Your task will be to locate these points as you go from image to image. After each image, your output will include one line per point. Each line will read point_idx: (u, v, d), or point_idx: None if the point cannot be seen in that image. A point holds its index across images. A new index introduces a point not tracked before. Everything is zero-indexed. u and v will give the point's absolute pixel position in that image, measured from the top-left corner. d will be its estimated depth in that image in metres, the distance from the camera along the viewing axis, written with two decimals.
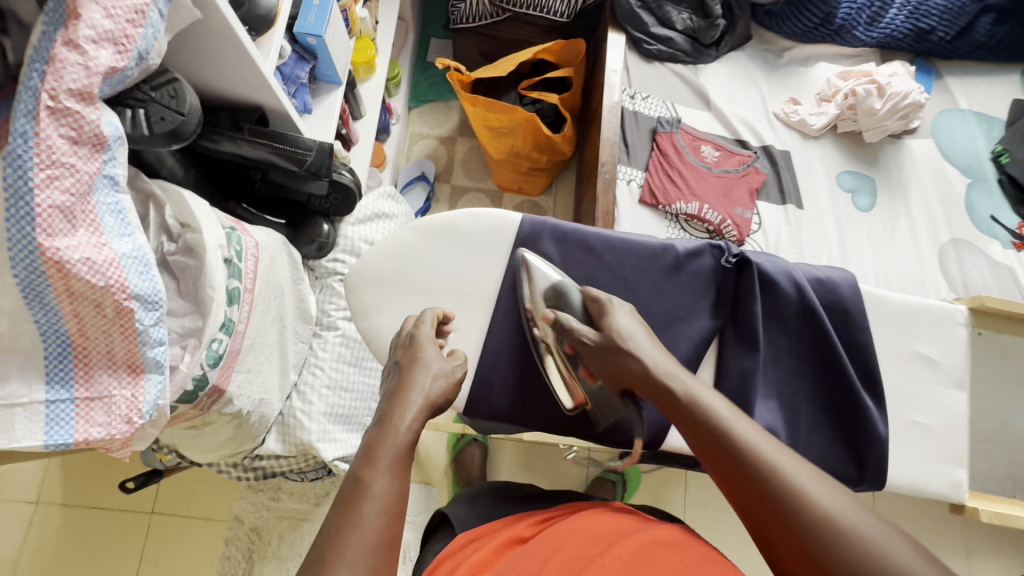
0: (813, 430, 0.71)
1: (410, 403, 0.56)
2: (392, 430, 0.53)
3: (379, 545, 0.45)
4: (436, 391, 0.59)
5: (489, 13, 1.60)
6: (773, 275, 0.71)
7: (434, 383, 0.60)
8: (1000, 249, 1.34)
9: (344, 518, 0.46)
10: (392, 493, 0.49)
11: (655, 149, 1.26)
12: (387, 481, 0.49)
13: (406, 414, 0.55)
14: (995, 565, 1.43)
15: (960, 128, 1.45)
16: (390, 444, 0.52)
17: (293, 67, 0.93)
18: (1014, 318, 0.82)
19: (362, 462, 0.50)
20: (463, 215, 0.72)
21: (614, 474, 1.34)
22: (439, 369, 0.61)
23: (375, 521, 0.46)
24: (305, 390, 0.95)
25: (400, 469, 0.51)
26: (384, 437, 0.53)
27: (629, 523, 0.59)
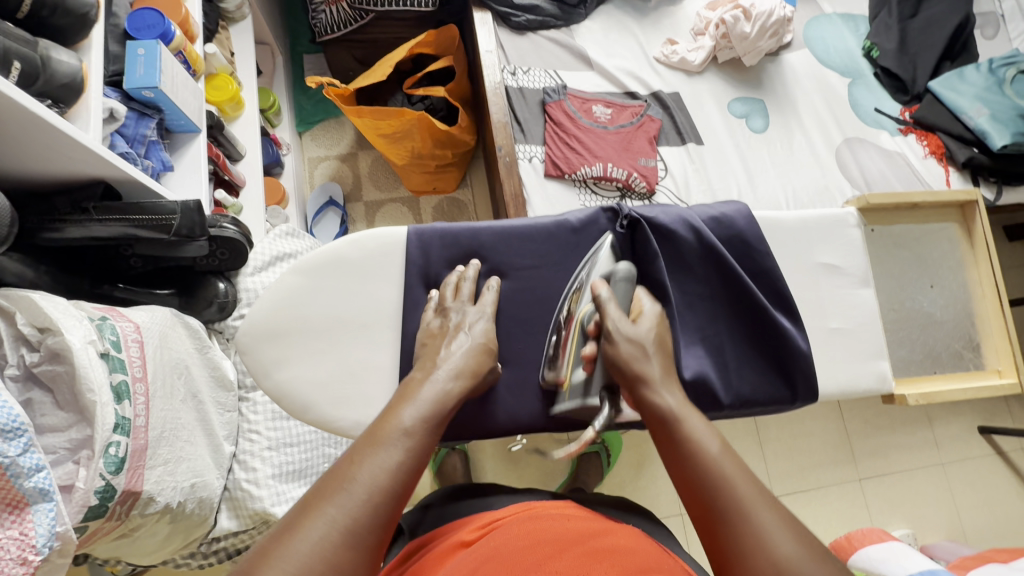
0: (741, 363, 0.72)
1: (454, 364, 0.58)
2: (435, 384, 0.55)
3: (394, 487, 0.46)
4: (476, 361, 0.60)
5: (352, 19, 1.53)
6: (670, 225, 0.71)
7: (485, 357, 0.61)
8: (889, 138, 1.40)
9: (366, 451, 0.48)
10: (422, 443, 0.51)
11: (548, 121, 1.25)
12: (420, 429, 0.51)
13: (450, 375, 0.57)
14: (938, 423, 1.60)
15: (830, 33, 1.50)
16: (432, 394, 0.55)
17: (135, 127, 0.85)
18: (900, 207, 0.86)
19: (403, 402, 0.53)
20: (345, 244, 0.68)
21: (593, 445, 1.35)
22: (490, 349, 0.62)
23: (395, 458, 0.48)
24: (247, 458, 0.90)
25: (432, 426, 0.52)
26: (424, 389, 0.55)
27: (577, 531, 0.56)
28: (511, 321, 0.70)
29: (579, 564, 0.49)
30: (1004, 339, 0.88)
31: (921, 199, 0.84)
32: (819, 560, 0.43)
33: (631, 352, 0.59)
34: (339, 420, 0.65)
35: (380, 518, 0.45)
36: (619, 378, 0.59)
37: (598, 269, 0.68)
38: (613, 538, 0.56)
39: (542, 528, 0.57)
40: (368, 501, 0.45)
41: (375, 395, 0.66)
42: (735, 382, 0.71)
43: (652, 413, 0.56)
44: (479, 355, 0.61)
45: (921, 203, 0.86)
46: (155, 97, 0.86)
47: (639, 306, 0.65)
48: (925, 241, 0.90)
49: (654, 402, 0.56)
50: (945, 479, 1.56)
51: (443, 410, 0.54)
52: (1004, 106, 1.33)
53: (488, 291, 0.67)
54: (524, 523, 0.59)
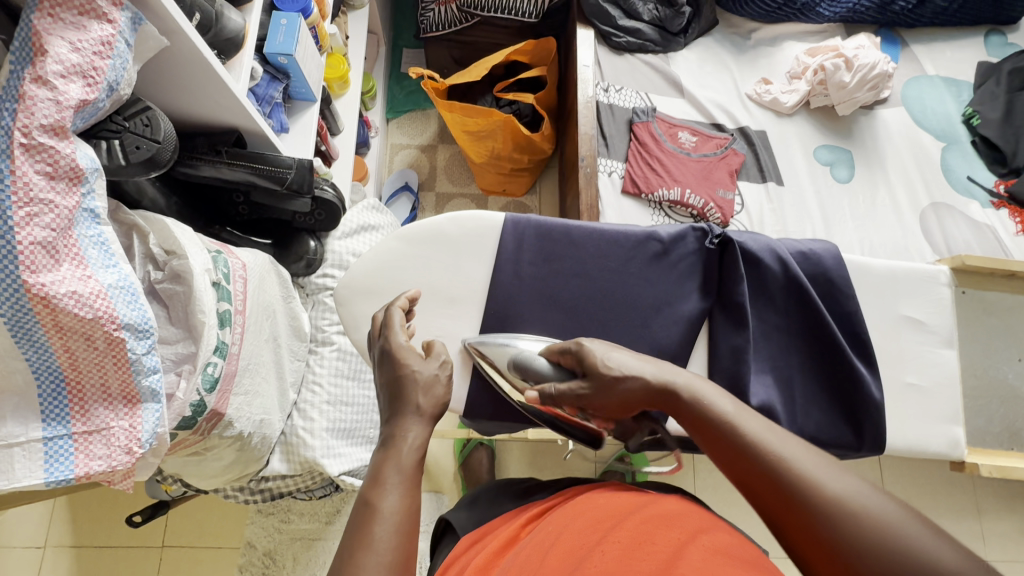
0: (809, 400, 0.72)
1: (403, 417, 0.53)
2: (399, 449, 0.51)
3: (395, 564, 0.44)
4: (432, 402, 0.55)
5: (458, 20, 1.62)
6: (757, 252, 0.72)
7: (432, 393, 0.56)
8: (979, 209, 1.36)
9: (354, 550, 0.44)
10: (406, 512, 0.47)
11: (633, 139, 1.27)
12: (396, 498, 0.47)
13: (414, 430, 0.52)
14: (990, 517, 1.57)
15: (930, 94, 1.48)
16: (393, 462, 0.50)
17: (265, 88, 0.93)
18: (997, 274, 0.83)
19: (370, 483, 0.48)
20: (446, 219, 0.71)
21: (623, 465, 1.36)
22: (428, 384, 0.56)
23: (387, 538, 0.45)
24: (306, 407, 0.95)
25: (410, 485, 0.48)
26: (393, 457, 0.50)
27: (630, 504, 0.60)
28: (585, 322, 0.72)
29: (643, 532, 0.52)
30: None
31: (1020, 268, 0.82)
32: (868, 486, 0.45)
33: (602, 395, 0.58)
34: None
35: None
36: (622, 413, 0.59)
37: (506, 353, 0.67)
38: (661, 506, 0.59)
39: (594, 509, 0.59)
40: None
41: None
42: (800, 418, 0.71)
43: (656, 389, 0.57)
44: (427, 393, 0.55)
45: (1019, 272, 0.83)
46: (288, 64, 0.94)
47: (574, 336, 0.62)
48: (1018, 312, 0.87)
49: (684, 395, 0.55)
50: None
51: (415, 467, 0.50)
52: None
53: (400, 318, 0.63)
54: (572, 507, 0.61)
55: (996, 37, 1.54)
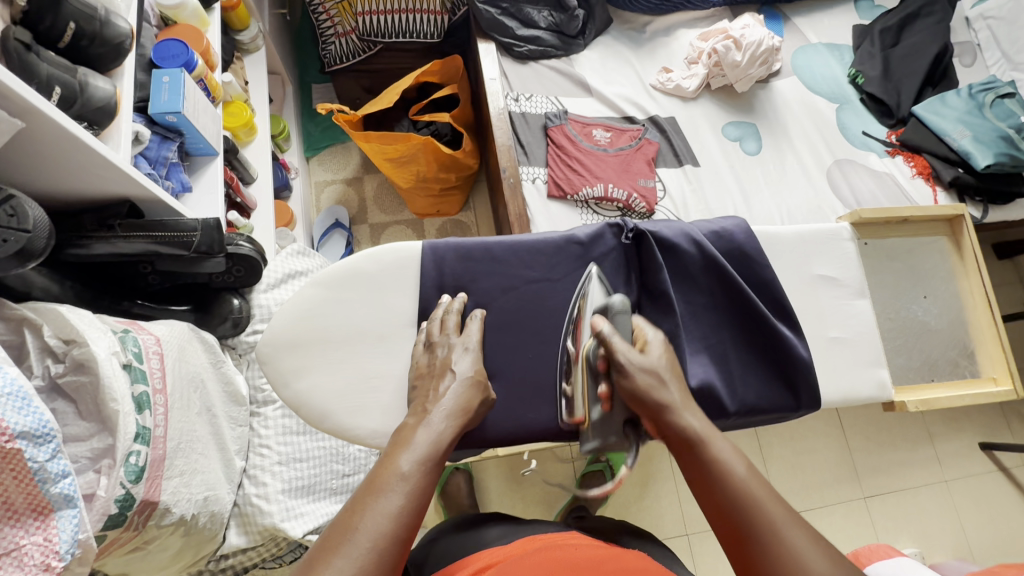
0: (746, 371, 0.74)
1: (443, 405, 0.58)
2: (428, 429, 0.55)
3: (401, 520, 0.47)
4: (468, 397, 0.60)
5: (361, 50, 1.61)
6: (673, 239, 0.74)
7: (474, 395, 0.61)
8: (877, 159, 1.47)
9: (366, 500, 0.47)
10: (420, 486, 0.50)
11: (550, 144, 1.29)
12: (418, 471, 0.51)
13: (445, 419, 0.57)
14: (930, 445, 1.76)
15: (817, 61, 1.58)
16: (425, 437, 0.54)
17: (158, 149, 0.89)
18: (893, 222, 0.89)
19: (399, 449, 0.53)
20: (361, 257, 0.69)
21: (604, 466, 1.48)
22: (478, 385, 0.62)
23: (399, 499, 0.48)
24: (258, 472, 0.91)
25: (430, 461, 0.52)
26: (418, 435, 0.54)
27: (594, 553, 0.59)
28: (526, 330, 0.71)
29: None
30: (999, 349, 0.89)
31: (911, 214, 0.87)
32: (823, 547, 0.48)
33: (649, 382, 0.60)
34: (356, 429, 0.65)
35: (388, 565, 0.44)
36: (641, 410, 0.61)
37: (593, 303, 0.69)
38: (626, 562, 0.58)
39: (557, 554, 0.58)
40: (376, 548, 0.44)
41: (393, 403, 0.66)
42: (740, 389, 0.73)
43: (680, 437, 0.58)
44: (469, 391, 0.61)
45: (910, 218, 0.88)
46: (178, 121, 0.90)
47: (643, 336, 0.66)
48: (918, 252, 0.93)
49: (676, 425, 0.59)
50: (949, 494, 1.74)
51: (439, 449, 0.54)
52: (986, 129, 1.39)
53: (473, 321, 0.67)
54: (536, 550, 0.59)
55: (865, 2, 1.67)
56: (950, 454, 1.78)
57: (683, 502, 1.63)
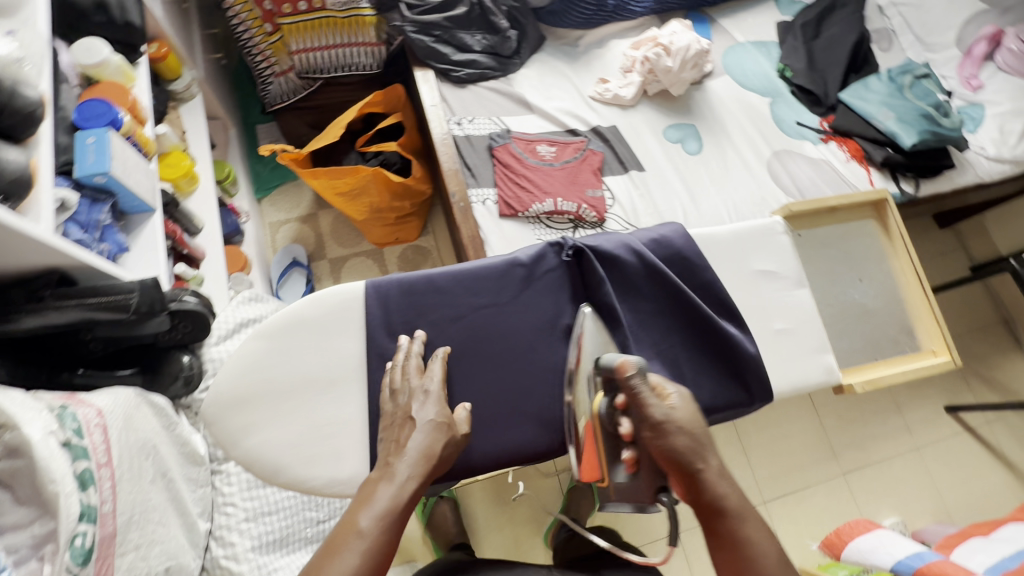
0: (698, 372, 0.75)
1: (407, 455, 0.59)
2: (390, 483, 0.56)
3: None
4: (433, 444, 0.60)
5: (301, 87, 1.60)
6: (613, 251, 0.76)
7: (440, 440, 0.61)
8: (813, 147, 1.54)
9: (323, 561, 0.49)
10: (379, 542, 0.52)
11: (497, 164, 1.31)
12: (376, 527, 0.53)
13: (409, 471, 0.57)
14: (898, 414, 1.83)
15: (747, 59, 1.65)
16: (387, 493, 0.55)
17: (88, 212, 0.87)
18: (820, 212, 0.94)
19: (359, 507, 0.54)
20: (303, 303, 0.68)
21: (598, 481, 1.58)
22: (443, 428, 0.61)
23: (355, 558, 0.50)
24: (225, 533, 0.88)
25: (391, 515, 0.54)
26: (380, 491, 0.56)
27: None
28: (478, 358, 0.71)
29: None
30: (933, 325, 0.93)
31: (836, 202, 0.92)
32: None
33: (688, 445, 0.59)
34: (312, 479, 0.63)
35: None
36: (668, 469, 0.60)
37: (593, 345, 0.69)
38: None
39: None
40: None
41: (348, 449, 0.65)
42: (694, 390, 0.74)
43: (710, 506, 0.58)
44: (433, 438, 0.60)
45: (836, 206, 0.93)
46: (107, 182, 0.88)
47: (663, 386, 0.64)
48: (849, 238, 0.97)
49: (714, 495, 0.58)
50: (922, 460, 1.80)
51: (401, 502, 0.55)
52: (907, 108, 1.47)
53: (434, 362, 0.67)
54: None
55: None
56: (918, 421, 1.84)
57: None
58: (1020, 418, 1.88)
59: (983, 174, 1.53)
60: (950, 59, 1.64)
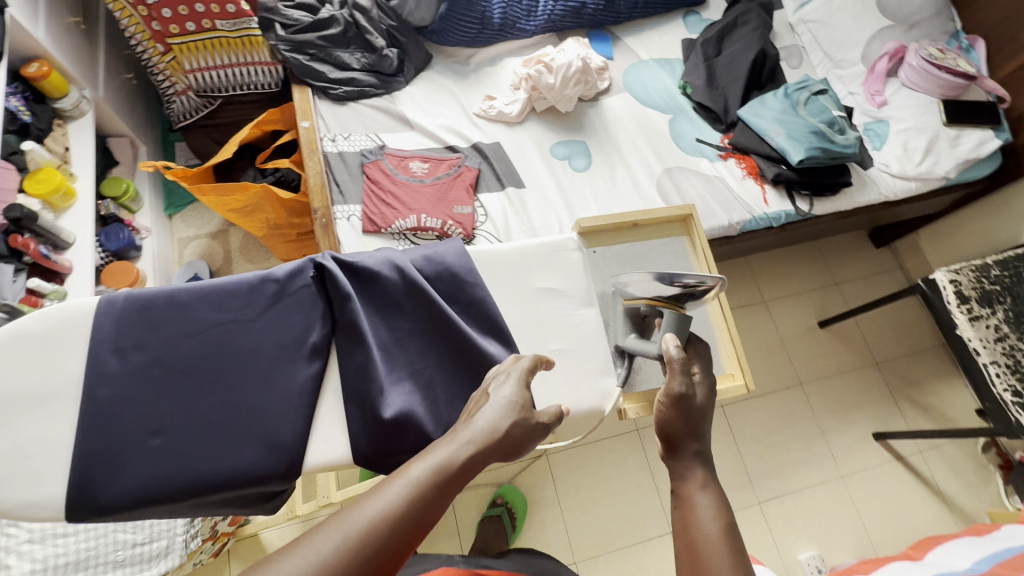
0: (454, 396, 0.72)
1: (474, 425, 0.56)
2: (450, 443, 0.53)
3: (392, 520, 0.47)
4: (501, 421, 0.56)
5: (202, 105, 1.63)
6: (375, 266, 0.74)
7: (509, 419, 0.57)
8: (708, 164, 1.50)
9: (368, 494, 0.48)
10: (424, 496, 0.49)
11: (367, 180, 1.29)
12: (427, 479, 0.50)
13: (472, 438, 0.54)
14: (819, 442, 1.74)
15: (648, 76, 1.63)
16: (446, 450, 0.53)
17: None
18: (619, 228, 0.88)
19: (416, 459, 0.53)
20: (28, 318, 0.66)
21: (497, 508, 1.52)
22: (517, 408, 0.58)
23: (396, 499, 0.48)
24: (2, 556, 0.85)
25: (444, 479, 0.51)
26: (440, 448, 0.53)
27: None
28: (210, 376, 0.68)
29: None
30: (731, 346, 0.92)
31: (633, 218, 0.87)
32: None
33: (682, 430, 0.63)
34: (1, 501, 0.61)
35: (365, 560, 0.45)
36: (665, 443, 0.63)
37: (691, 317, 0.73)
38: None
39: None
40: (351, 543, 0.45)
41: (51, 468, 0.62)
42: (445, 415, 0.71)
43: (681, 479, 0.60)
44: (502, 414, 0.57)
45: (637, 221, 0.88)
46: None
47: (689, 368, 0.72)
48: (653, 254, 0.89)
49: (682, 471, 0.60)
50: (847, 491, 1.69)
51: (457, 467, 0.52)
52: (799, 125, 1.42)
53: (526, 358, 0.67)
54: None
55: (693, 17, 1.74)
56: (845, 449, 1.74)
57: (571, 529, 1.58)
58: (954, 447, 1.78)
59: (887, 191, 1.48)
60: (857, 75, 1.61)
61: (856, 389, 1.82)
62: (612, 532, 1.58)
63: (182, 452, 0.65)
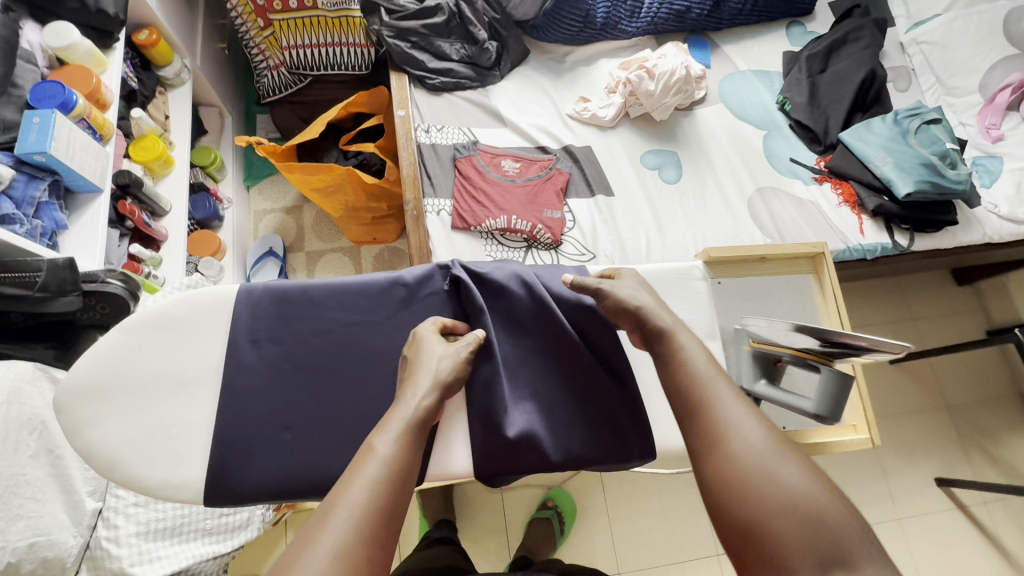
0: (572, 419, 0.73)
1: (419, 381, 0.60)
2: (404, 404, 0.57)
3: (383, 484, 0.50)
4: (444, 370, 0.62)
5: (292, 82, 1.63)
6: (503, 281, 0.75)
7: (443, 366, 0.62)
8: (803, 187, 1.44)
9: (349, 478, 0.50)
10: (398, 458, 0.52)
11: (458, 175, 1.28)
12: (394, 446, 0.53)
13: (422, 390, 0.58)
14: (877, 479, 1.70)
15: (745, 88, 1.57)
16: (399, 415, 0.56)
17: (25, 188, 0.90)
18: (745, 262, 0.89)
19: (376, 432, 0.55)
20: (172, 300, 0.67)
21: (548, 511, 1.52)
22: (449, 358, 0.63)
23: (375, 474, 0.50)
24: (112, 515, 0.89)
25: (408, 435, 0.55)
26: (394, 416, 0.56)
27: None
28: (340, 375, 0.69)
29: None
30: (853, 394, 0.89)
31: (764, 252, 0.88)
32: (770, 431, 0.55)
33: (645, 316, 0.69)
34: (144, 480, 0.63)
35: (375, 532, 0.47)
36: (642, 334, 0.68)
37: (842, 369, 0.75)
38: None
39: None
40: (357, 520, 0.46)
41: (191, 453, 0.64)
42: (564, 437, 0.72)
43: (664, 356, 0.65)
44: (446, 366, 0.62)
45: (767, 256, 0.89)
46: (49, 161, 0.91)
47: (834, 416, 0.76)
48: (775, 291, 0.90)
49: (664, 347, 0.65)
50: (903, 534, 1.65)
51: (416, 422, 0.56)
52: (908, 155, 1.35)
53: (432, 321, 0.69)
54: None
55: (797, 28, 1.66)
56: (904, 491, 1.69)
57: (617, 540, 1.58)
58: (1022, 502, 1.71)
59: (993, 233, 1.40)
60: (971, 105, 1.52)
61: (922, 430, 1.76)
62: (658, 548, 1.57)
63: (309, 449, 0.66)
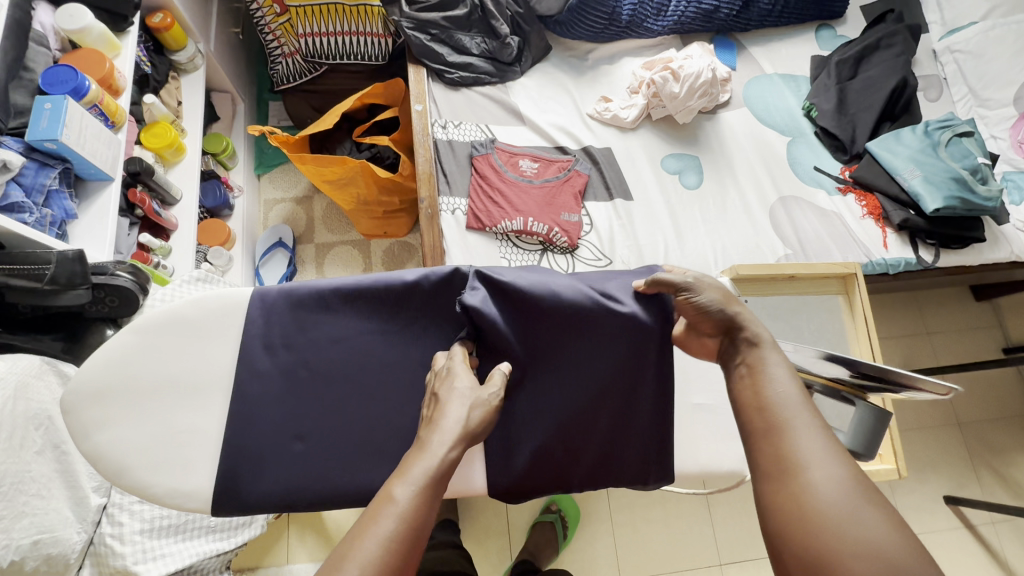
0: (589, 440, 0.73)
1: (443, 427, 0.56)
2: (427, 455, 0.54)
3: (395, 542, 0.49)
4: (473, 419, 0.58)
5: (306, 70, 1.60)
6: (528, 291, 0.70)
7: (469, 411, 0.58)
8: (826, 197, 1.41)
9: (362, 528, 0.50)
10: (413, 513, 0.51)
11: (474, 174, 1.25)
12: (412, 496, 0.52)
13: (448, 439, 0.55)
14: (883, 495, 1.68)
15: (771, 92, 1.52)
16: (422, 462, 0.54)
17: (34, 176, 0.88)
18: (772, 280, 0.95)
19: (395, 478, 0.53)
20: (183, 303, 0.66)
21: (552, 514, 1.51)
22: (477, 397, 0.59)
23: (390, 527, 0.50)
24: (116, 512, 0.88)
25: (429, 486, 0.53)
26: (416, 462, 0.54)
27: None
28: (354, 385, 0.67)
29: None
30: None
31: (794, 271, 0.94)
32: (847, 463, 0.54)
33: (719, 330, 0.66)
34: (152, 486, 0.63)
35: None
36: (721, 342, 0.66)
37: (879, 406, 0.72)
38: None
39: None
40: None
41: (201, 459, 0.64)
42: (580, 457, 0.73)
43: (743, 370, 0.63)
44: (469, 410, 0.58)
45: (796, 274, 0.95)
46: (59, 149, 0.89)
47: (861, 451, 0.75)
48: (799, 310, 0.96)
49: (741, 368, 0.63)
50: None
51: (438, 473, 0.54)
52: (938, 169, 1.31)
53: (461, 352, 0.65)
54: None
55: (826, 32, 1.61)
56: (911, 507, 1.67)
57: (619, 546, 1.57)
58: None
59: (1020, 252, 1.36)
60: (1005, 118, 1.47)
61: (933, 446, 1.74)
62: (660, 555, 1.56)
63: (321, 458, 0.65)
